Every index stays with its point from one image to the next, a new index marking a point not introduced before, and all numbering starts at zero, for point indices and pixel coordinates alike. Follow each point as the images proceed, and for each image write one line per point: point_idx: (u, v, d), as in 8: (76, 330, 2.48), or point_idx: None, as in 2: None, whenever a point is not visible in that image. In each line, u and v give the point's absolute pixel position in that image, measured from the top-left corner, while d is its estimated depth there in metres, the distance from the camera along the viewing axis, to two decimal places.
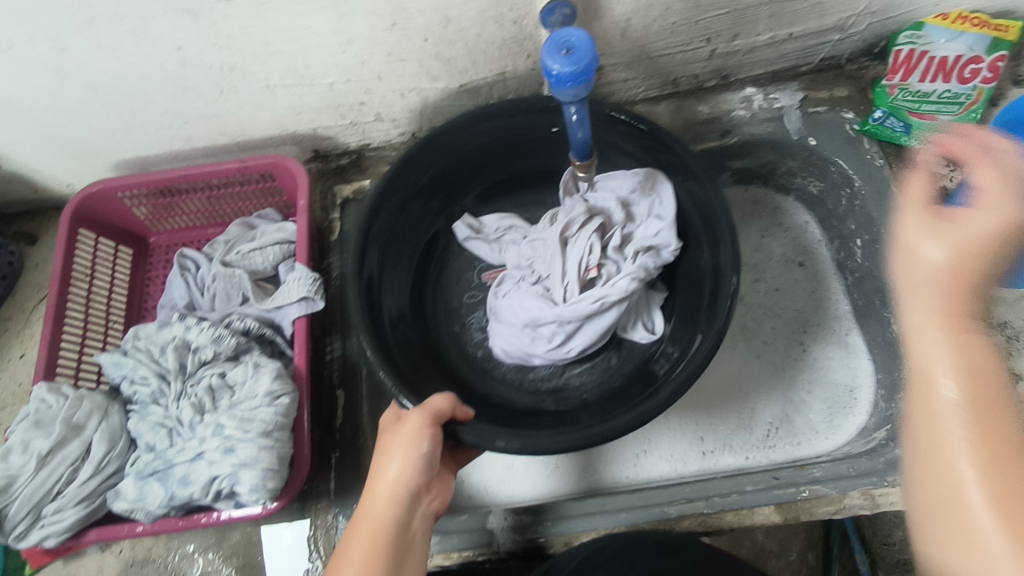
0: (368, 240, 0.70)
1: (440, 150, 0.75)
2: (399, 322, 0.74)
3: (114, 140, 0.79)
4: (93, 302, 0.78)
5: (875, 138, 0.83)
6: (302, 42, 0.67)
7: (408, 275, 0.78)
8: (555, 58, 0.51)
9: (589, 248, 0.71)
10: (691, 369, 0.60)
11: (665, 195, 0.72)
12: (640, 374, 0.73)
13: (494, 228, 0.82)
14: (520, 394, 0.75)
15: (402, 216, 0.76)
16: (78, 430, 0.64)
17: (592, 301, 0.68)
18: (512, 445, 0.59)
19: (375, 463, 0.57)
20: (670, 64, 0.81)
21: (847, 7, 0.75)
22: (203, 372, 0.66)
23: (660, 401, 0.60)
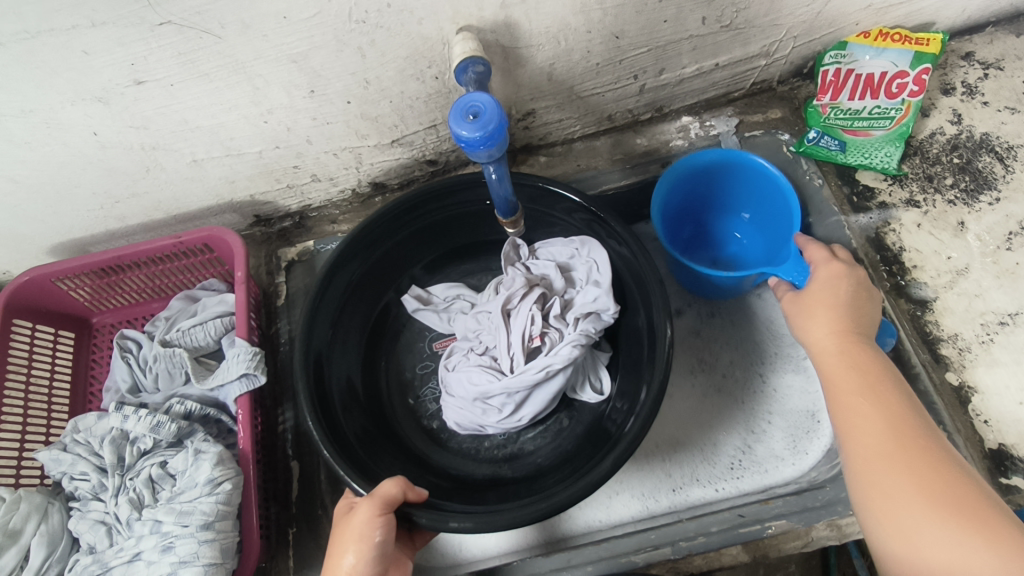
0: (315, 323, 0.68)
1: (394, 223, 0.73)
2: (350, 398, 0.72)
3: (45, 226, 0.78)
4: (33, 393, 0.76)
5: (812, 158, 0.83)
6: (221, 116, 0.67)
7: (355, 356, 0.76)
8: (463, 124, 0.51)
9: (531, 319, 0.69)
10: (639, 426, 0.58)
11: (599, 257, 0.70)
12: (592, 432, 0.71)
13: (443, 297, 0.80)
14: (475, 464, 0.73)
15: (353, 287, 0.74)
16: (16, 536, 0.61)
17: (536, 371, 0.66)
18: (464, 525, 0.56)
19: (329, 556, 0.55)
20: (602, 102, 0.81)
21: (769, 34, 0.76)
22: (143, 463, 0.64)
23: (603, 470, 0.57)
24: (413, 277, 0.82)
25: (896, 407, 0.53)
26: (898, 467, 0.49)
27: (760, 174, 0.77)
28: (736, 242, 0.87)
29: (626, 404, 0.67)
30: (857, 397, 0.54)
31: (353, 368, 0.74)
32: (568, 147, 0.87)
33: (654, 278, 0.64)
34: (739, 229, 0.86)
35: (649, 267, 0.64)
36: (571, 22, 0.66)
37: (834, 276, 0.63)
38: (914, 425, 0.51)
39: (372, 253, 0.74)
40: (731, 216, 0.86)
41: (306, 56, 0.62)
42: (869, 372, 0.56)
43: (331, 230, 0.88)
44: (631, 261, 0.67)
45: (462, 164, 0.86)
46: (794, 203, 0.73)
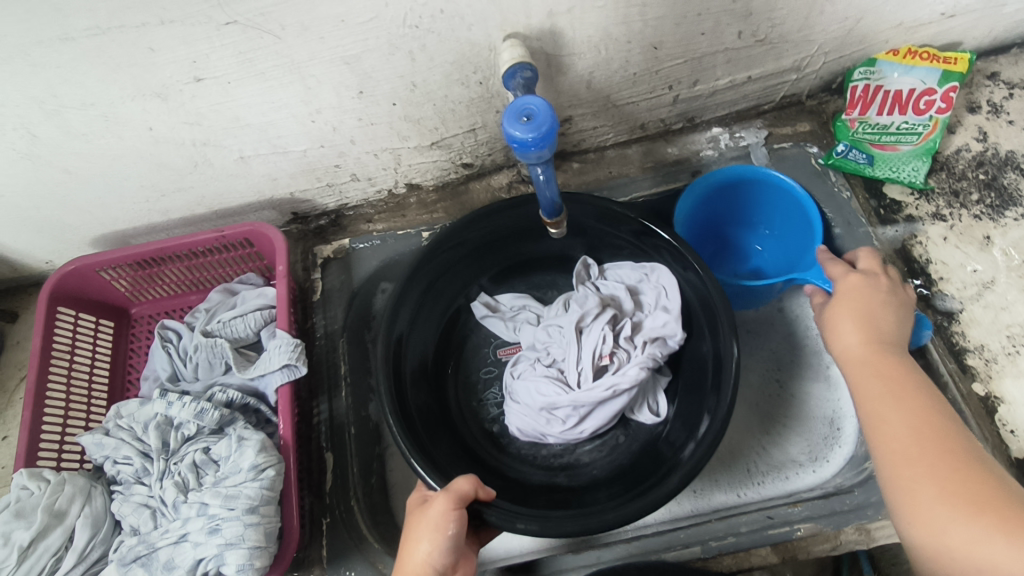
0: (400, 309, 0.71)
1: (477, 227, 0.75)
2: (420, 380, 0.75)
3: (92, 217, 0.80)
4: (75, 380, 0.77)
5: (840, 171, 0.85)
6: (272, 115, 0.69)
7: (427, 350, 0.78)
8: (516, 125, 0.52)
9: (603, 338, 0.71)
10: (702, 453, 0.61)
11: (667, 283, 0.72)
12: (649, 451, 0.72)
13: (510, 307, 0.81)
14: (532, 469, 0.74)
15: (439, 280, 0.77)
16: (61, 517, 0.63)
17: (604, 387, 0.68)
18: (531, 528, 0.59)
19: (404, 543, 0.56)
20: (636, 111, 0.83)
21: (801, 49, 0.78)
22: (187, 448, 0.65)
23: (671, 488, 0.60)
24: (482, 285, 0.83)
25: (921, 407, 0.54)
26: (919, 468, 0.50)
27: (786, 186, 0.79)
28: (755, 253, 0.87)
29: (688, 420, 0.69)
30: (882, 399, 0.55)
31: (425, 364, 0.76)
32: (601, 154, 0.89)
33: (722, 300, 0.66)
34: (761, 242, 0.87)
35: (717, 291, 0.66)
36: (613, 32, 0.68)
37: (856, 288, 0.65)
38: (940, 427, 0.52)
39: (454, 253, 0.76)
40: (753, 229, 0.88)
41: (359, 59, 0.64)
42: (893, 375, 0.57)
43: (366, 228, 0.90)
44: (698, 285, 0.69)
45: (497, 168, 0.88)
46: (817, 214, 0.76)
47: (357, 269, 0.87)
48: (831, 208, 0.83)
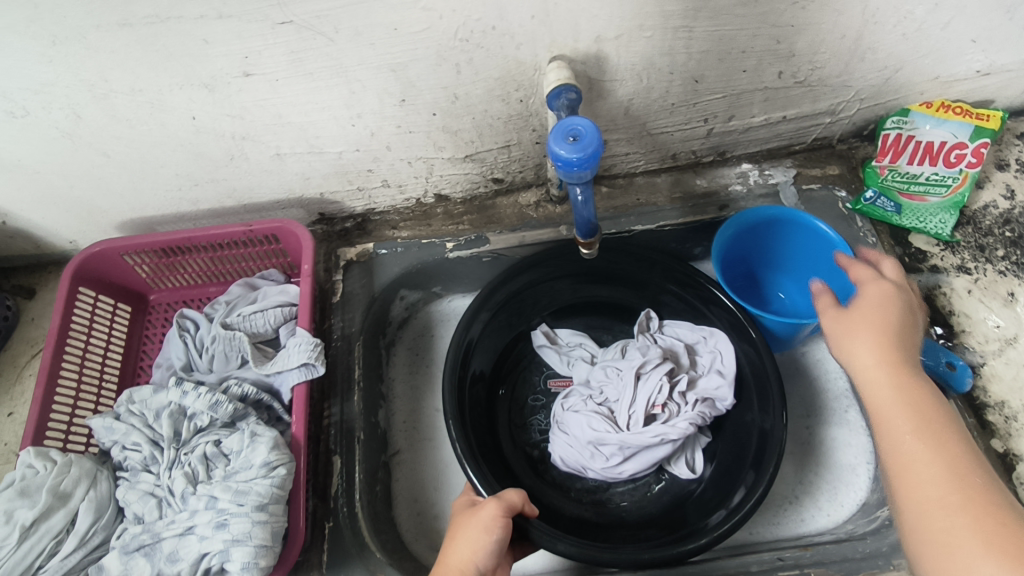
0: (476, 318, 0.79)
1: (567, 260, 0.84)
2: (478, 383, 0.82)
3: (123, 201, 0.80)
4: (88, 362, 0.76)
5: (867, 217, 0.85)
6: (314, 115, 0.70)
7: (488, 366, 0.85)
8: (563, 144, 0.53)
9: (659, 387, 0.76)
10: (733, 521, 0.67)
11: (724, 347, 0.78)
12: (675, 507, 0.78)
13: (568, 343, 0.88)
14: (565, 500, 0.79)
15: (526, 293, 0.85)
16: (65, 499, 0.62)
17: (652, 434, 0.73)
18: (571, 549, 0.65)
19: (450, 542, 0.61)
20: (670, 141, 0.84)
21: (838, 94, 0.79)
22: (198, 439, 0.65)
23: (700, 542, 0.66)
24: (544, 318, 0.90)
25: (947, 442, 0.49)
26: (956, 519, 0.45)
27: (816, 229, 0.80)
28: (778, 301, 0.90)
29: (726, 479, 0.75)
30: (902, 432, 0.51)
31: (485, 373, 0.84)
32: (630, 181, 0.90)
33: (773, 367, 0.73)
34: (784, 289, 0.90)
35: (769, 361, 0.73)
36: (657, 62, 0.69)
37: (883, 302, 0.60)
38: (955, 456, 0.48)
39: (538, 274, 0.84)
40: (781, 275, 0.90)
41: (405, 67, 0.65)
42: (917, 400, 0.52)
43: (390, 235, 0.89)
44: (754, 358, 0.75)
45: (526, 185, 0.89)
46: (850, 256, 0.77)
47: (379, 274, 0.87)
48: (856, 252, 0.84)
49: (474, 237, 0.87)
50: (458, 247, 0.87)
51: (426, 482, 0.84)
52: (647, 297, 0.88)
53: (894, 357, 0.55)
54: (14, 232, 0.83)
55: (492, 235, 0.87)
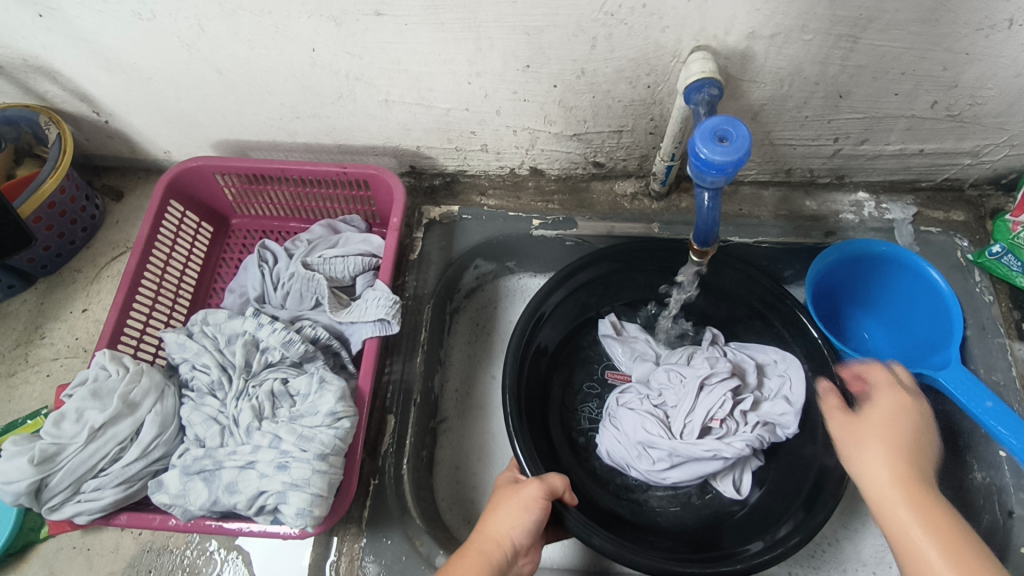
0: (555, 289, 0.76)
1: (656, 254, 0.79)
2: (540, 357, 0.79)
3: (224, 121, 0.79)
4: (167, 274, 0.77)
5: (987, 272, 0.79)
6: (433, 67, 0.67)
7: (551, 344, 0.82)
8: (724, 151, 0.49)
9: (722, 402, 0.72)
10: (775, 553, 0.64)
11: (796, 373, 0.73)
12: (710, 525, 0.74)
13: (632, 337, 0.84)
14: (601, 491, 0.76)
15: (606, 279, 0.81)
16: (133, 408, 0.62)
17: (705, 449, 0.69)
18: (605, 546, 0.62)
19: (488, 513, 0.59)
20: (790, 155, 0.78)
21: (989, 135, 0.73)
22: (267, 374, 0.64)
23: (740, 568, 0.62)
24: (615, 309, 0.86)
25: (951, 519, 0.49)
26: None
27: (925, 275, 0.75)
28: (860, 340, 0.83)
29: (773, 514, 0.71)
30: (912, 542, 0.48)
31: (548, 349, 0.81)
32: (734, 188, 0.84)
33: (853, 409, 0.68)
34: (869, 329, 0.83)
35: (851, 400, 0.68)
36: (806, 70, 0.64)
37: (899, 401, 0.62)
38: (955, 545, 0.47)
39: (623, 263, 0.79)
40: (868, 316, 0.84)
41: (541, 32, 0.61)
42: (878, 457, 0.55)
43: (477, 201, 0.87)
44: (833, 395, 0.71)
45: (625, 174, 0.85)
46: (957, 311, 0.73)
47: (459, 239, 0.84)
48: (967, 307, 0.77)
49: (562, 219, 0.84)
50: (543, 226, 0.84)
51: (469, 456, 0.82)
52: (730, 310, 0.83)
53: (878, 421, 0.59)
54: (114, 133, 0.83)
55: (581, 219, 0.84)
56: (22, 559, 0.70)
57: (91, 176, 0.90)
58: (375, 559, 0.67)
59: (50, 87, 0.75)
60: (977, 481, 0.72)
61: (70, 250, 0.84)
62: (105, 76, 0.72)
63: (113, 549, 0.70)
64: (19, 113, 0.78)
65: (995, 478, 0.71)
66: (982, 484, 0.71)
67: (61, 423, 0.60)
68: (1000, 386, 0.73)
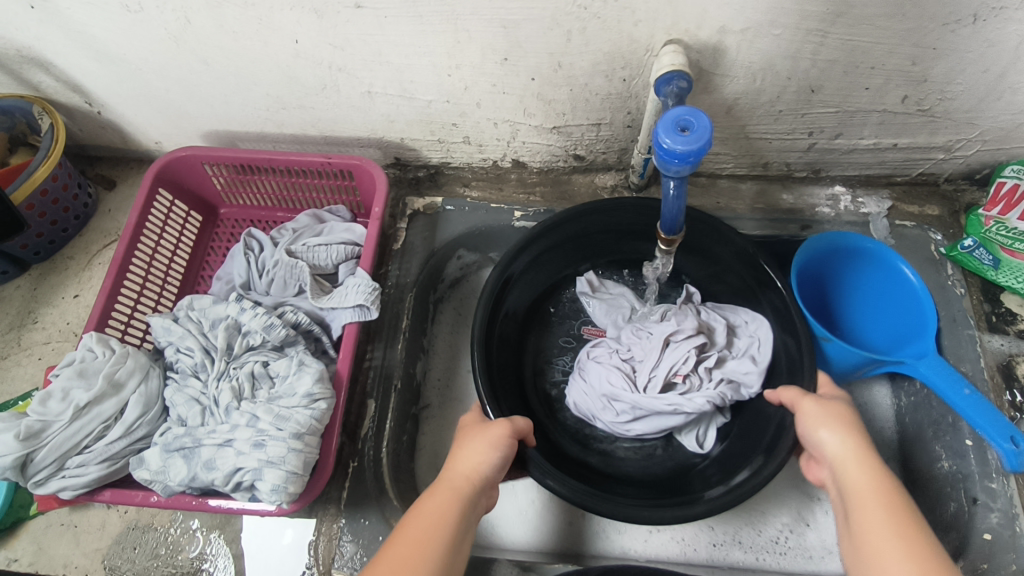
0: (521, 252, 0.77)
1: (628, 212, 0.79)
2: (509, 319, 0.80)
3: (212, 112, 0.81)
4: (155, 261, 0.79)
5: (960, 265, 0.80)
6: (413, 59, 0.69)
7: (522, 307, 0.83)
8: (685, 142, 0.50)
9: (686, 358, 0.74)
10: (732, 497, 0.64)
11: (764, 335, 0.75)
12: (681, 476, 0.76)
13: (610, 293, 0.85)
14: (568, 441, 0.79)
15: (579, 238, 0.82)
16: (118, 388, 0.64)
17: (666, 403, 0.72)
18: (558, 487, 0.64)
19: (457, 452, 0.60)
20: (766, 148, 0.80)
21: (960, 131, 0.74)
22: (248, 356, 0.66)
23: (695, 511, 0.63)
24: (594, 266, 0.88)
25: (904, 513, 0.48)
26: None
27: (900, 273, 0.76)
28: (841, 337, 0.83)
29: (739, 460, 0.72)
30: (864, 503, 0.50)
31: (519, 309, 0.82)
32: (712, 181, 0.86)
33: (811, 367, 0.68)
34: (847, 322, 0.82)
35: (810, 361, 0.69)
36: (777, 64, 0.66)
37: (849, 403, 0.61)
38: (902, 508, 0.49)
39: (594, 223, 0.80)
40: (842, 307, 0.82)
41: (517, 26, 0.63)
42: (847, 451, 0.55)
43: (460, 192, 0.89)
44: (795, 356, 0.71)
45: (606, 167, 0.86)
46: (930, 312, 0.73)
47: (442, 229, 0.86)
48: (939, 299, 0.79)
49: (543, 211, 0.86)
50: (525, 217, 0.86)
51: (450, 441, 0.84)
52: (709, 273, 0.83)
53: (839, 416, 0.58)
54: (106, 123, 0.85)
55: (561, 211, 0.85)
56: (11, 535, 0.72)
57: (85, 165, 0.92)
58: (353, 538, 0.69)
59: (43, 77, 0.77)
60: (945, 469, 0.73)
61: (63, 238, 0.86)
62: (95, 67, 0.74)
63: (100, 526, 0.72)
64: (12, 103, 0.80)
65: (961, 466, 0.72)
66: (949, 472, 0.73)
67: (48, 401, 0.61)
68: (969, 376, 0.74)
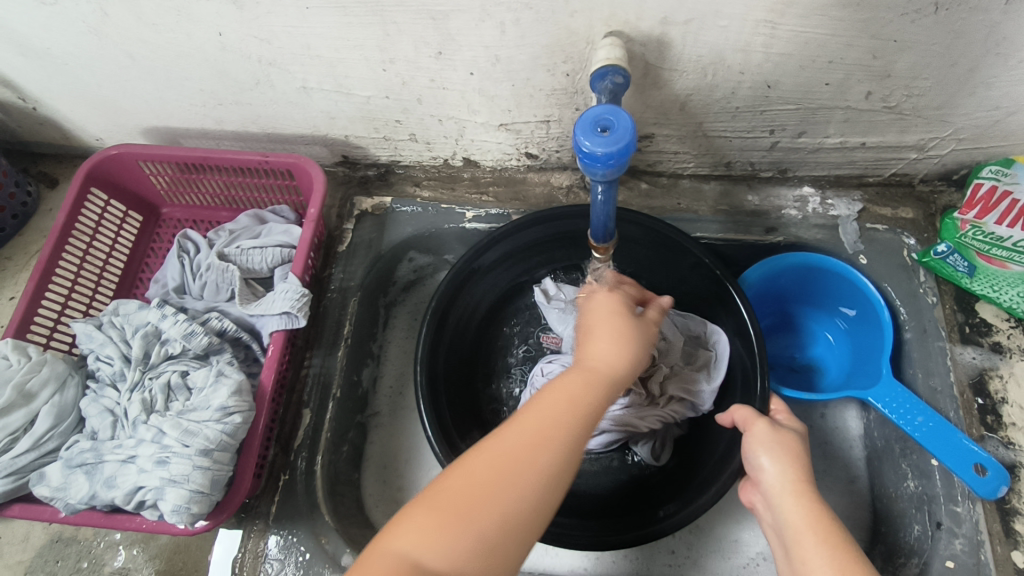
0: (474, 262, 0.74)
1: (581, 220, 0.76)
2: (460, 332, 0.77)
3: (148, 108, 0.78)
4: (88, 264, 0.76)
5: (933, 272, 0.75)
6: (345, 52, 0.65)
7: (476, 321, 0.80)
8: (605, 147, 0.46)
9: None
10: (674, 520, 0.62)
11: (722, 350, 0.72)
12: (628, 489, 0.74)
13: (564, 298, 0.81)
14: None
15: (533, 246, 0.79)
16: (29, 398, 0.61)
17: (617, 424, 0.72)
18: None
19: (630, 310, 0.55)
20: (727, 147, 0.75)
21: (932, 128, 0.70)
22: (166, 366, 0.63)
23: (627, 539, 0.62)
24: (552, 271, 0.84)
25: (844, 542, 0.47)
26: None
27: (857, 282, 0.73)
28: (824, 342, 0.81)
29: (687, 478, 0.71)
30: (802, 541, 0.49)
31: (470, 320, 0.79)
32: (674, 182, 0.82)
33: (763, 388, 0.66)
34: (832, 331, 0.80)
35: (761, 382, 0.66)
36: (728, 58, 0.61)
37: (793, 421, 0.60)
38: (840, 543, 0.47)
39: (550, 229, 0.77)
40: (823, 315, 0.81)
41: (446, 17, 0.59)
42: (789, 478, 0.53)
43: (411, 192, 0.85)
44: (748, 366, 0.69)
45: (561, 166, 0.82)
46: (885, 317, 0.71)
47: (390, 232, 0.82)
48: (909, 311, 0.74)
49: (497, 213, 0.82)
50: (477, 219, 0.82)
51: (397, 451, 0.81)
52: (672, 276, 0.78)
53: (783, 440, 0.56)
54: (43, 119, 0.82)
55: (515, 213, 0.82)
56: None
57: (28, 163, 0.90)
58: (280, 555, 0.66)
59: None
60: (911, 489, 0.69)
61: (1, 237, 0.84)
62: (21, 61, 0.71)
63: (23, 537, 0.70)
64: None
65: (927, 487, 0.67)
66: (915, 493, 0.68)
67: None
68: (937, 393, 0.70)
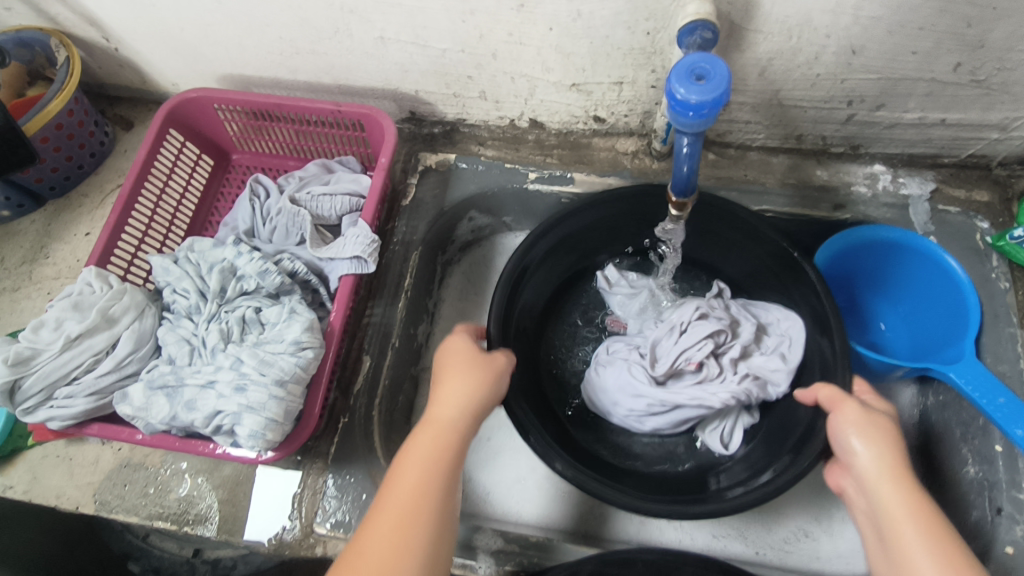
0: (542, 237, 0.72)
1: (647, 202, 0.75)
2: (527, 314, 0.77)
3: (226, 54, 0.79)
4: (163, 203, 0.78)
5: (1006, 257, 0.73)
6: (425, 2, 0.66)
7: (539, 301, 0.80)
8: (697, 96, 0.46)
9: (700, 346, 0.71)
10: (749, 497, 0.60)
11: (796, 334, 0.71)
12: (698, 476, 0.73)
13: (631, 282, 0.82)
14: (581, 434, 0.78)
15: (597, 230, 0.79)
16: (111, 323, 0.64)
17: (688, 397, 0.70)
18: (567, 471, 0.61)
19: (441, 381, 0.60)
20: (801, 118, 0.74)
21: (1020, 106, 0.67)
22: (241, 301, 0.66)
23: (696, 510, 0.59)
24: (614, 260, 0.85)
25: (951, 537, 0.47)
26: None
27: (943, 264, 0.72)
28: (877, 331, 0.81)
29: (759, 462, 0.70)
30: (902, 533, 0.48)
31: (541, 293, 0.80)
32: (742, 154, 0.80)
33: (846, 372, 0.64)
34: (886, 319, 0.81)
35: (843, 367, 0.64)
36: (816, 20, 0.60)
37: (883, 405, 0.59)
38: (944, 537, 0.47)
39: (620, 211, 0.76)
40: (882, 302, 0.81)
41: None
42: (885, 465, 0.52)
43: (475, 150, 0.85)
44: (826, 354, 0.67)
45: (628, 131, 0.82)
46: (973, 300, 0.70)
47: (453, 188, 0.82)
48: (982, 293, 0.73)
49: (559, 175, 0.81)
50: (539, 179, 0.81)
51: None
52: (745, 269, 0.79)
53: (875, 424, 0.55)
54: (123, 61, 0.85)
55: (579, 175, 0.81)
56: (10, 463, 0.73)
57: (105, 105, 0.93)
58: (337, 493, 0.67)
59: (60, 9, 0.76)
60: (970, 475, 0.68)
61: (78, 175, 0.87)
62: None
63: (93, 461, 0.73)
64: (32, 35, 0.80)
65: (989, 472, 0.66)
66: (975, 479, 0.67)
67: (40, 330, 0.62)
68: (1006, 377, 0.69)
